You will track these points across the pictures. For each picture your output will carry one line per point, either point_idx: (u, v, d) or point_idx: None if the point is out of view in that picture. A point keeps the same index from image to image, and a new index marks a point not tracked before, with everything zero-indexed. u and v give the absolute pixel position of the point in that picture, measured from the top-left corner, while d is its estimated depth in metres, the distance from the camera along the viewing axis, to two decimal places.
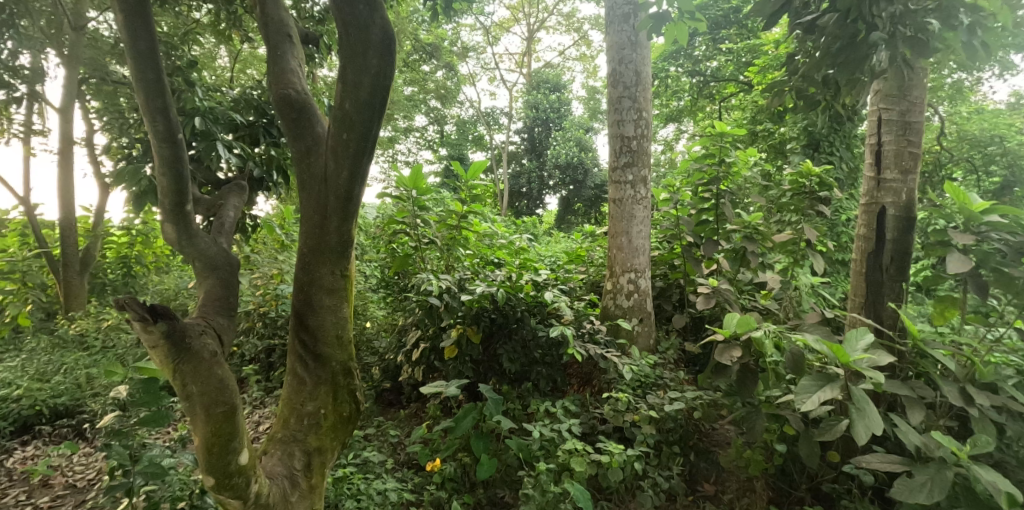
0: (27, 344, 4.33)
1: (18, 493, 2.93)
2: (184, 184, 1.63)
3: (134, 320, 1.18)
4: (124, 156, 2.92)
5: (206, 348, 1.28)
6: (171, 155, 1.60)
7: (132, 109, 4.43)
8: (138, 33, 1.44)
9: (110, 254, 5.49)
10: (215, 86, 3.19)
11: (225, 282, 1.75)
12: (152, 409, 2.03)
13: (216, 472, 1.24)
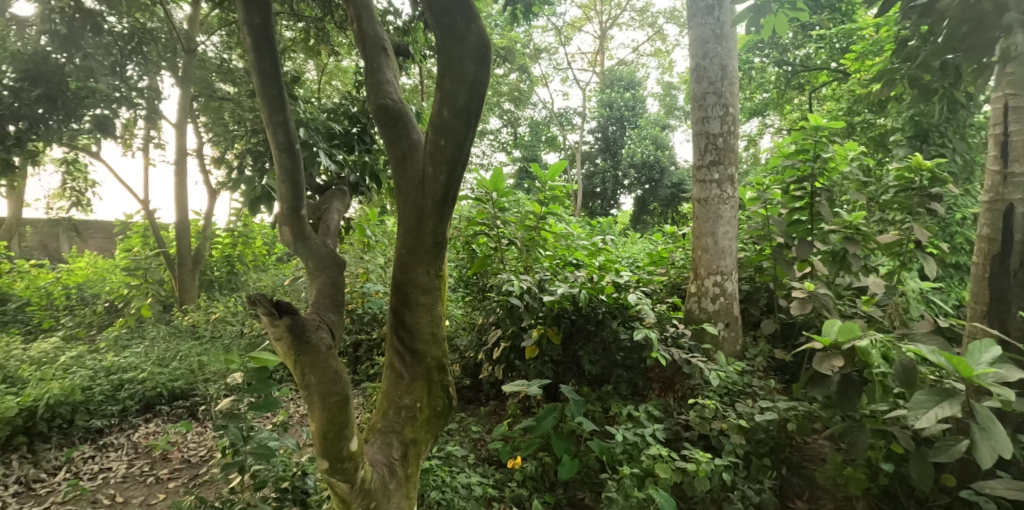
0: (150, 332, 4.85)
1: (143, 464, 3.31)
2: (299, 190, 1.76)
3: (263, 313, 1.26)
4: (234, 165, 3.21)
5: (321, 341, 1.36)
6: (288, 163, 1.73)
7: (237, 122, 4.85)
8: (263, 54, 1.58)
9: (217, 253, 6.03)
10: (311, 98, 3.43)
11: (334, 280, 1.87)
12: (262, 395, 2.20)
13: (330, 457, 1.32)
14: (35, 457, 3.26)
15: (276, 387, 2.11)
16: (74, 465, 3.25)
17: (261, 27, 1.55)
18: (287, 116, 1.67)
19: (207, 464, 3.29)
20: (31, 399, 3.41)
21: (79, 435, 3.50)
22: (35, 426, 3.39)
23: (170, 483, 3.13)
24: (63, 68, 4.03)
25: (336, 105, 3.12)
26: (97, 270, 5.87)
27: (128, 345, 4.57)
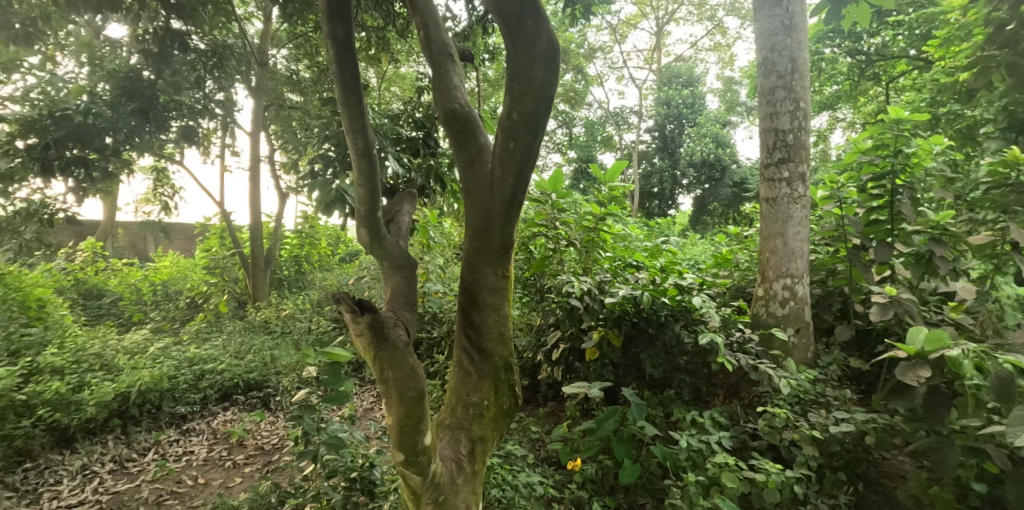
0: (227, 327, 5.19)
1: (222, 449, 3.56)
2: (375, 194, 1.86)
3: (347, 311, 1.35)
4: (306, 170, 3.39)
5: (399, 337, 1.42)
6: (366, 168, 1.83)
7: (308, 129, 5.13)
8: (345, 66, 1.67)
9: (287, 253, 6.37)
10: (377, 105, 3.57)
11: (408, 279, 1.95)
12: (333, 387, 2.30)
13: (406, 450, 1.40)
14: (129, 438, 3.57)
15: (347, 381, 2.20)
16: (162, 447, 3.53)
17: (343, 42, 1.64)
18: (365, 123, 1.77)
19: (279, 452, 3.49)
20: (126, 385, 3.72)
21: (166, 419, 3.80)
22: (129, 410, 3.69)
23: (246, 468, 3.35)
24: (155, 83, 4.34)
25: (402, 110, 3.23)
26: (180, 268, 6.32)
27: (208, 337, 4.91)
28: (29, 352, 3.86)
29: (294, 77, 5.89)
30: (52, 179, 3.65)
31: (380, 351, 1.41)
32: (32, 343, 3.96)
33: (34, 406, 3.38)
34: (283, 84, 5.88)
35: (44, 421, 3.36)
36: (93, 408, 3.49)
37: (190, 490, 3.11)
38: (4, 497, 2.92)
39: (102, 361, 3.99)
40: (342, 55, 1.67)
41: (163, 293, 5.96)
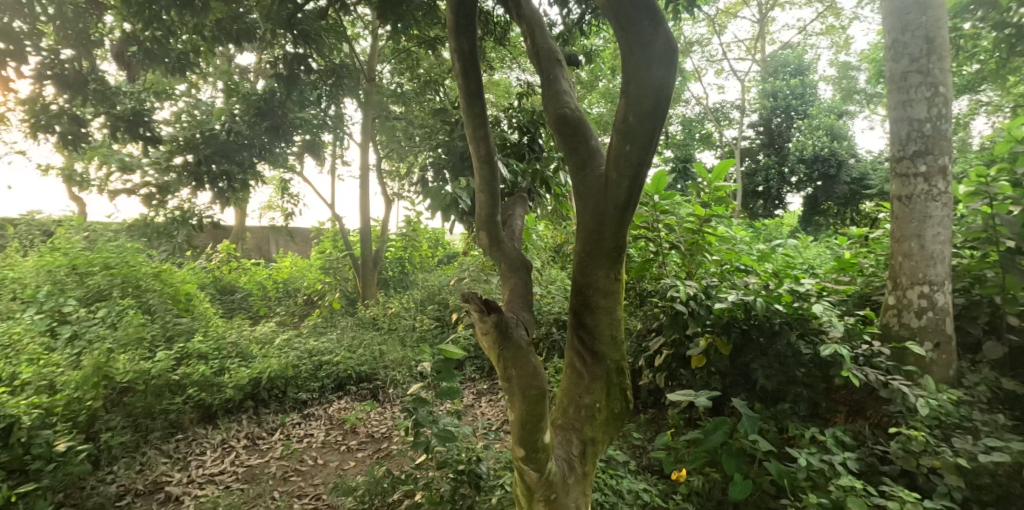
0: (341, 322, 5.63)
1: (339, 434, 3.87)
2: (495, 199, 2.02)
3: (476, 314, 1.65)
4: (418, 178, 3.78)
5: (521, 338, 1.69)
6: (488, 175, 2.01)
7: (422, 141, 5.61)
8: (471, 85, 1.89)
9: (392, 254, 6.82)
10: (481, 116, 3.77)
11: (524, 282, 2.03)
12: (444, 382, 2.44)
13: (527, 445, 1.59)
14: (259, 418, 3.98)
15: (458, 377, 2.34)
16: (286, 429, 3.90)
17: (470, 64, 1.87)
18: (487, 132, 1.98)
19: (389, 441, 3.74)
20: (258, 371, 4.15)
21: (290, 403, 4.20)
22: (260, 393, 4.12)
23: (359, 453, 3.62)
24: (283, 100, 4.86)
25: (506, 117, 3.37)
26: (298, 267, 6.95)
27: (324, 331, 5.36)
28: (182, 338, 4.43)
29: (398, 90, 6.29)
30: (200, 189, 4.23)
31: (506, 352, 1.67)
32: (184, 330, 4.52)
33: (185, 385, 3.86)
34: (389, 97, 6.28)
35: (193, 398, 3.83)
36: (231, 390, 3.94)
37: (311, 469, 3.43)
38: (163, 462, 3.34)
39: (238, 349, 4.48)
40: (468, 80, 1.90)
41: (285, 289, 6.59)
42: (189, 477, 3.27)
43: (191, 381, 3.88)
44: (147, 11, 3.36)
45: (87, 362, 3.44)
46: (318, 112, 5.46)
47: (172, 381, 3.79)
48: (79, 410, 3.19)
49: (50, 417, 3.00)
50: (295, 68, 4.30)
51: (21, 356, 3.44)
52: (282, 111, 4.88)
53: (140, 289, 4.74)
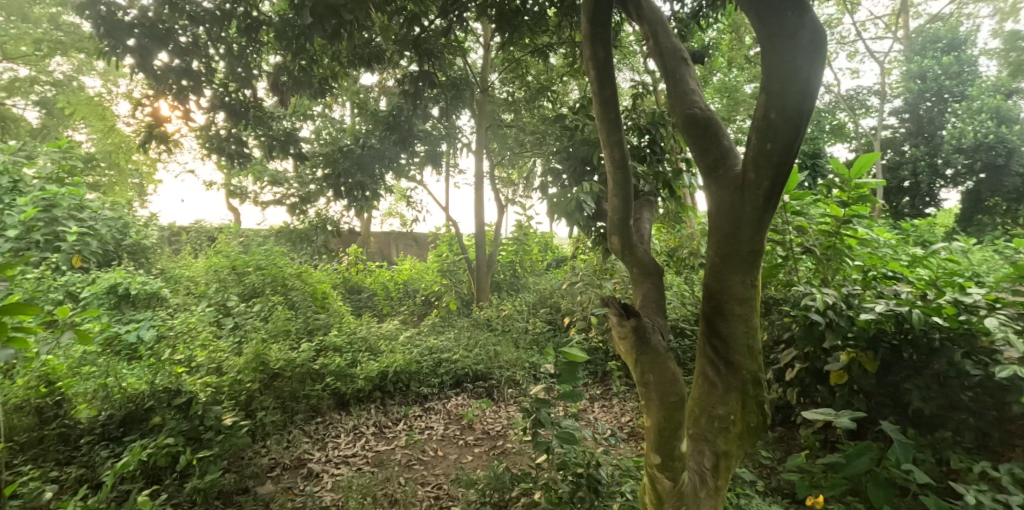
0: (457, 322, 5.93)
1: (457, 428, 4.06)
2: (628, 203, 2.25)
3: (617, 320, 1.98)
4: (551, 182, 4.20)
5: (659, 344, 1.96)
6: (622, 179, 2.24)
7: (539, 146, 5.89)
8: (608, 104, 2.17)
9: (504, 258, 7.08)
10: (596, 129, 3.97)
11: (657, 286, 2.28)
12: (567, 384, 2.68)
13: (663, 453, 1.87)
14: (386, 408, 4.24)
15: (580, 380, 2.53)
16: (410, 419, 4.13)
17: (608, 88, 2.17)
18: (621, 137, 2.21)
19: (504, 439, 3.88)
20: (385, 365, 4.45)
21: (413, 396, 4.44)
22: (386, 385, 4.40)
23: (476, 448, 3.78)
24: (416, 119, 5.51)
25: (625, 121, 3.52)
26: (417, 270, 7.44)
27: (442, 330, 5.68)
28: (320, 332, 4.86)
29: (509, 99, 6.50)
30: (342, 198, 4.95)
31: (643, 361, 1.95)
32: (322, 325, 4.95)
33: (324, 374, 4.18)
34: (501, 106, 6.48)
35: (330, 387, 4.13)
36: (362, 381, 4.23)
37: (432, 460, 3.62)
38: (306, 441, 3.62)
39: (367, 344, 4.82)
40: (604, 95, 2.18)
41: (405, 290, 7.08)
42: (327, 457, 3.53)
43: (329, 370, 4.19)
44: (295, 45, 3.66)
45: (246, 350, 3.84)
46: (434, 123, 5.86)
47: (313, 370, 4.12)
48: (241, 390, 3.54)
49: (219, 393, 3.36)
50: (419, 86, 4.76)
51: (194, 340, 3.89)
52: (407, 126, 5.49)
53: (286, 288, 5.38)
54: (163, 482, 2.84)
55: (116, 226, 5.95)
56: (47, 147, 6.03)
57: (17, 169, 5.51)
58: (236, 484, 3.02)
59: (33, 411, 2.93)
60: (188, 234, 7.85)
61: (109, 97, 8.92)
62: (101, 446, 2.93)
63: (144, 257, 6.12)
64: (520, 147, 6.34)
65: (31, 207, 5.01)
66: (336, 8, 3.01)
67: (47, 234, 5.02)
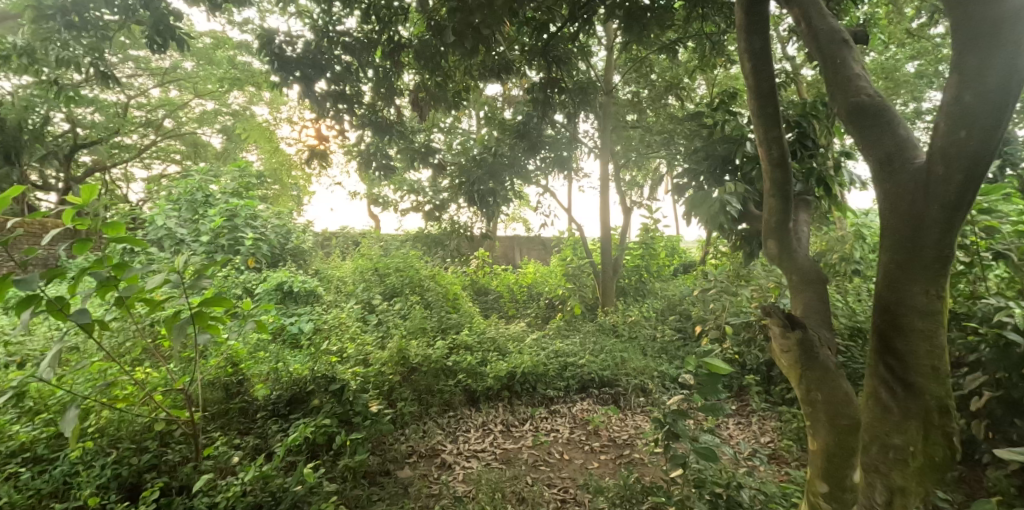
0: (582, 327, 5.94)
1: (583, 433, 4.04)
2: (787, 206, 2.29)
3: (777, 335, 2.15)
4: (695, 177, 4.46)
5: (828, 360, 2.06)
6: (780, 180, 2.27)
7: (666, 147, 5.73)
8: (767, 108, 2.23)
9: (629, 263, 6.98)
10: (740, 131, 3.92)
11: (820, 294, 2.22)
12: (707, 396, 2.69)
13: (834, 472, 1.99)
14: (513, 408, 4.34)
15: (721, 394, 2.60)
16: (536, 421, 4.18)
17: (768, 92, 2.24)
18: (779, 135, 2.24)
19: (631, 449, 3.80)
20: (513, 365, 4.57)
21: (539, 398, 4.50)
22: (514, 385, 4.50)
23: (602, 455, 3.73)
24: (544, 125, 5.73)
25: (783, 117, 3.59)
26: (540, 273, 7.56)
27: (568, 334, 5.72)
28: (453, 330, 5.10)
29: (635, 99, 6.28)
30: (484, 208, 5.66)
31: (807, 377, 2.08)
32: (454, 324, 5.20)
33: (456, 371, 4.40)
34: (624, 106, 6.31)
35: (462, 383, 4.34)
36: (492, 379, 4.38)
37: (558, 463, 3.62)
38: (439, 433, 3.80)
39: (496, 344, 4.99)
40: (763, 100, 2.25)
41: (529, 293, 7.21)
42: (458, 449, 3.67)
43: (461, 367, 4.41)
44: (433, 62, 3.88)
45: (390, 345, 4.20)
46: (556, 129, 5.98)
47: (447, 366, 4.34)
48: (384, 380, 3.88)
49: (367, 382, 3.68)
50: (548, 91, 4.85)
51: (344, 333, 4.33)
52: (536, 133, 5.74)
53: (422, 288, 5.78)
54: (321, 457, 3.18)
55: (282, 232, 6.88)
56: (230, 166, 7.17)
57: (208, 185, 6.62)
58: (379, 466, 3.27)
59: (221, 387, 3.40)
60: (337, 239, 8.82)
61: (274, 122, 10.37)
62: (272, 421, 3.34)
63: (302, 259, 7.02)
64: (645, 148, 6.13)
65: (220, 217, 5.99)
66: (475, 24, 3.20)
67: (231, 239, 5.96)
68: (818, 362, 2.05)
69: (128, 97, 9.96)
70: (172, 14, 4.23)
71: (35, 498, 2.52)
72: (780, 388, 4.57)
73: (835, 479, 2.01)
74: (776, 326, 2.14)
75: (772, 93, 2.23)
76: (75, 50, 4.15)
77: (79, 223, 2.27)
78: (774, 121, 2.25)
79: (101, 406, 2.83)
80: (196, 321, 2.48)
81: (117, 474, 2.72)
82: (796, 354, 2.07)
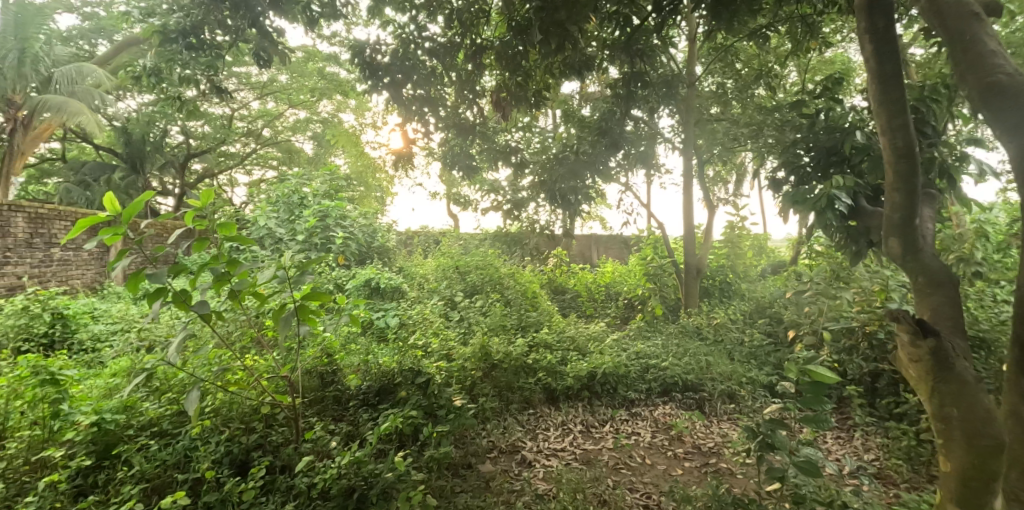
0: (665, 328, 5.75)
1: (665, 438, 3.89)
2: (914, 196, 2.40)
3: (909, 343, 2.34)
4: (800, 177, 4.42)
5: (962, 371, 2.26)
6: (906, 167, 2.38)
7: (755, 139, 5.40)
8: (892, 89, 2.33)
9: (714, 263, 6.71)
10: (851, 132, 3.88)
11: (949, 299, 2.43)
12: (812, 406, 2.61)
13: (966, 479, 2.20)
14: (592, 408, 4.25)
15: (829, 405, 2.52)
16: (616, 423, 4.07)
17: (893, 76, 2.34)
18: (906, 120, 2.34)
19: (718, 458, 3.60)
20: (594, 365, 4.48)
21: (620, 400, 4.39)
22: (595, 385, 4.43)
23: (686, 462, 3.57)
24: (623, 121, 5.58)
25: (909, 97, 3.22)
26: (619, 272, 7.40)
27: (649, 335, 5.55)
28: (532, 328, 5.11)
29: (719, 90, 6.02)
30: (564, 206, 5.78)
31: (941, 388, 2.28)
32: (534, 322, 5.21)
33: (536, 369, 4.41)
34: (708, 99, 6.09)
35: (542, 381, 4.34)
36: (572, 379, 4.33)
37: (640, 467, 3.50)
38: (519, 430, 3.80)
39: (576, 344, 4.94)
40: (887, 83, 2.35)
41: (607, 293, 7.07)
42: (539, 447, 3.65)
43: (540, 366, 4.40)
44: (515, 61, 3.91)
45: (472, 341, 4.29)
46: (634, 124, 5.83)
47: (527, 364, 4.36)
48: (466, 375, 3.95)
49: (450, 377, 3.77)
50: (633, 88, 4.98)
51: (428, 328, 4.45)
52: (618, 129, 5.61)
53: (502, 286, 5.85)
54: (408, 446, 3.29)
55: (368, 231, 7.23)
56: (322, 171, 7.67)
57: (303, 189, 7.11)
58: (462, 458, 3.34)
59: (317, 376, 3.61)
60: (418, 238, 9.14)
61: (359, 127, 10.96)
62: (363, 410, 3.51)
63: (386, 257, 7.36)
64: (731, 141, 5.80)
65: (313, 218, 6.40)
66: (561, 21, 3.19)
67: (324, 238, 6.35)
68: (953, 374, 2.26)
69: (233, 110, 10.94)
70: (275, 31, 4.59)
71: (162, 467, 2.83)
72: (888, 402, 4.14)
73: (970, 488, 2.20)
74: (906, 334, 2.34)
75: (898, 77, 2.33)
76: (194, 68, 4.60)
77: (199, 223, 2.48)
78: (903, 105, 2.35)
79: (216, 389, 3.12)
80: (299, 314, 2.66)
81: (229, 450, 2.99)
82: (929, 364, 2.29)
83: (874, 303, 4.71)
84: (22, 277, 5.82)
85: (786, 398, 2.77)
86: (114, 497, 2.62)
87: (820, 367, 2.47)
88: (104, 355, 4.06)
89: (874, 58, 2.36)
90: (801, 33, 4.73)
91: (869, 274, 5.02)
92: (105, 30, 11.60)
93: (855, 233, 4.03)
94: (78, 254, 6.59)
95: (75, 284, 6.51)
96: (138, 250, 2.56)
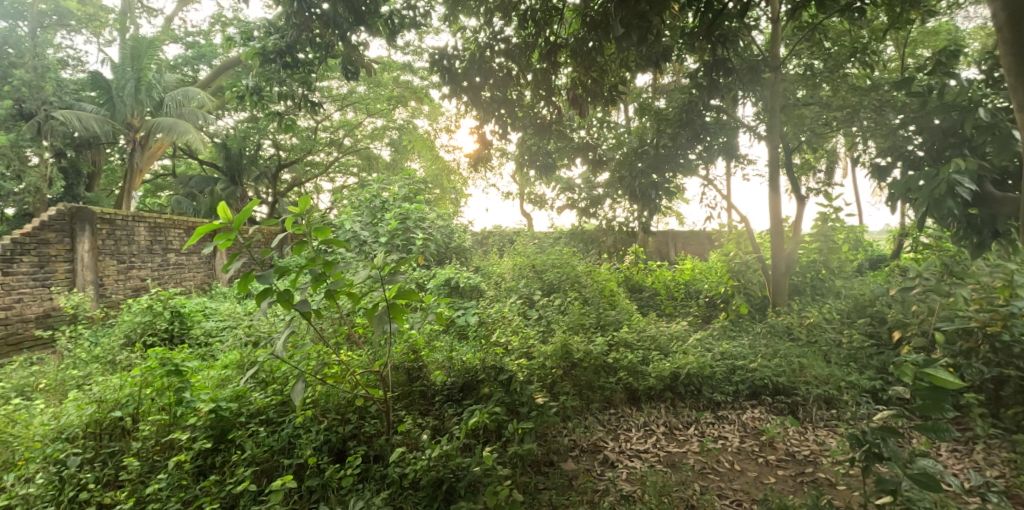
0: (752, 328, 5.52)
1: (755, 443, 3.68)
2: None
3: None
4: (917, 163, 4.27)
5: None
6: None
7: (861, 124, 5.03)
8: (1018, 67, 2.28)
9: (805, 259, 6.33)
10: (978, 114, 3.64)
11: None
12: (926, 415, 2.40)
13: None
14: (676, 410, 4.12)
15: (950, 414, 2.26)
16: (702, 426, 3.92)
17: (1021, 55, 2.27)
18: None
19: (815, 467, 3.36)
20: (677, 365, 4.34)
21: (705, 402, 4.22)
22: (678, 386, 4.29)
23: (780, 470, 3.36)
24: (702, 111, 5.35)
25: None
26: (700, 270, 7.12)
27: (735, 335, 5.32)
28: (612, 327, 5.03)
29: (806, 72, 5.42)
30: (639, 202, 5.69)
31: None
32: (614, 321, 5.13)
33: (617, 368, 4.32)
34: (794, 82, 5.53)
35: (623, 381, 4.25)
36: (655, 379, 4.22)
37: (729, 472, 3.33)
38: (600, 429, 3.76)
39: (657, 343, 4.81)
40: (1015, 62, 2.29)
41: (687, 291, 6.83)
42: (621, 448, 3.59)
43: (622, 365, 4.32)
44: (589, 57, 3.88)
45: (553, 339, 4.28)
46: (713, 114, 5.59)
47: (607, 363, 4.29)
48: (547, 373, 3.98)
49: (532, 374, 3.84)
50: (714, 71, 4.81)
51: (508, 326, 4.53)
52: (699, 121, 5.53)
53: (580, 284, 5.81)
54: (493, 442, 3.38)
55: (446, 232, 7.45)
56: (401, 175, 8.05)
57: (384, 194, 7.46)
58: (545, 456, 3.36)
59: (404, 371, 3.77)
60: (493, 238, 9.33)
61: (433, 132, 11.38)
62: (448, 404, 3.65)
63: (463, 256, 7.56)
64: (823, 127, 5.43)
65: (394, 221, 6.70)
66: (643, 13, 3.12)
67: (405, 239, 6.64)
68: None
69: (319, 122, 11.69)
70: (360, 44, 4.87)
71: (270, 452, 3.08)
72: (1015, 412, 3.68)
73: None
74: None
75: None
76: (290, 85, 5.00)
77: (298, 228, 2.66)
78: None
79: (316, 381, 3.34)
80: (390, 312, 2.78)
81: (327, 439, 3.21)
82: None
83: (996, 301, 4.19)
84: (146, 279, 6.56)
85: (900, 403, 2.53)
86: (231, 477, 2.91)
87: (942, 371, 2.25)
88: (216, 348, 4.48)
89: (1008, 26, 2.30)
90: (899, 5, 4.33)
91: (989, 268, 4.49)
92: (206, 55, 12.80)
93: (977, 224, 3.72)
94: (191, 258, 7.33)
95: (188, 285, 7.23)
96: (248, 253, 2.78)
